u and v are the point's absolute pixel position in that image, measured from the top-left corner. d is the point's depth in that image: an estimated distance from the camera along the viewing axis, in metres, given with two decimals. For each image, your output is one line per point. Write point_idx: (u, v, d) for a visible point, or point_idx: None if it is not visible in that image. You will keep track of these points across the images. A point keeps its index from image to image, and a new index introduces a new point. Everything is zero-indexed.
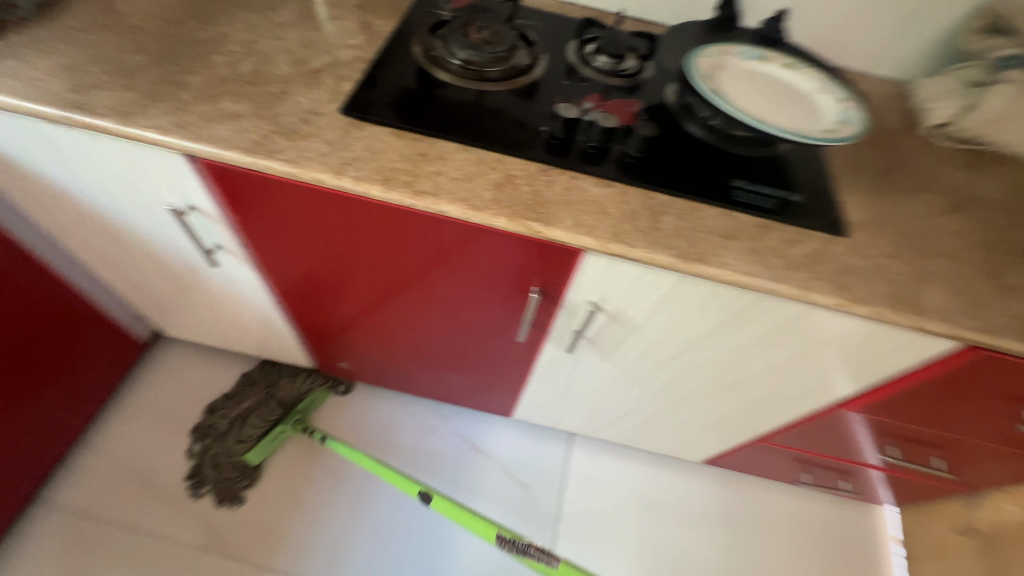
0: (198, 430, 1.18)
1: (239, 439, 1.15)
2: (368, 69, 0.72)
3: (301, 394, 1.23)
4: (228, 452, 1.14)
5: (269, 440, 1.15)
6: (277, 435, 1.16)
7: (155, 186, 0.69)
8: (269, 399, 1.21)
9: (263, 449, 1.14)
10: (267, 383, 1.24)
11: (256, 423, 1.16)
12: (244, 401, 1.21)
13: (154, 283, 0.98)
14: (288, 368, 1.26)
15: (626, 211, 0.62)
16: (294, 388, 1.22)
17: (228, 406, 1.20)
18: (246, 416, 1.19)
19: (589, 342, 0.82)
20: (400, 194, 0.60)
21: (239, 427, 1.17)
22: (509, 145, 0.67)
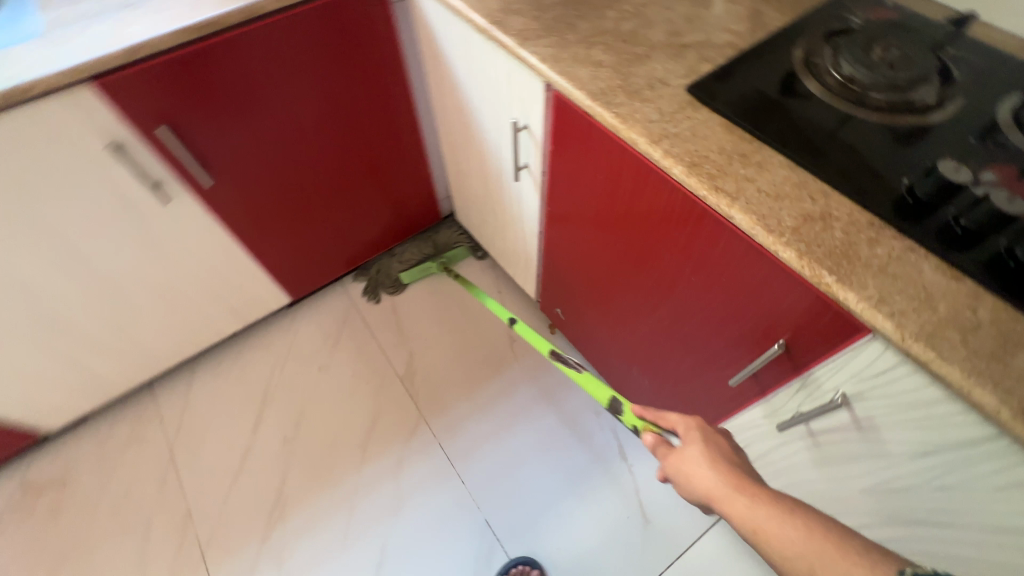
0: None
1: (402, 259, 1.52)
2: (736, 57, 0.69)
3: (448, 242, 1.54)
4: (389, 265, 1.51)
5: (420, 270, 1.50)
6: (424, 267, 1.50)
7: (511, 101, 0.84)
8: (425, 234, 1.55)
9: (414, 274, 1.50)
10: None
11: (415, 253, 1.52)
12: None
13: (470, 176, 1.22)
14: (444, 217, 1.58)
15: (963, 318, 0.47)
16: (434, 224, 1.57)
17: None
18: (404, 238, 1.55)
19: (810, 434, 0.69)
20: (699, 182, 0.58)
21: (392, 236, 1.56)
22: (846, 183, 0.57)
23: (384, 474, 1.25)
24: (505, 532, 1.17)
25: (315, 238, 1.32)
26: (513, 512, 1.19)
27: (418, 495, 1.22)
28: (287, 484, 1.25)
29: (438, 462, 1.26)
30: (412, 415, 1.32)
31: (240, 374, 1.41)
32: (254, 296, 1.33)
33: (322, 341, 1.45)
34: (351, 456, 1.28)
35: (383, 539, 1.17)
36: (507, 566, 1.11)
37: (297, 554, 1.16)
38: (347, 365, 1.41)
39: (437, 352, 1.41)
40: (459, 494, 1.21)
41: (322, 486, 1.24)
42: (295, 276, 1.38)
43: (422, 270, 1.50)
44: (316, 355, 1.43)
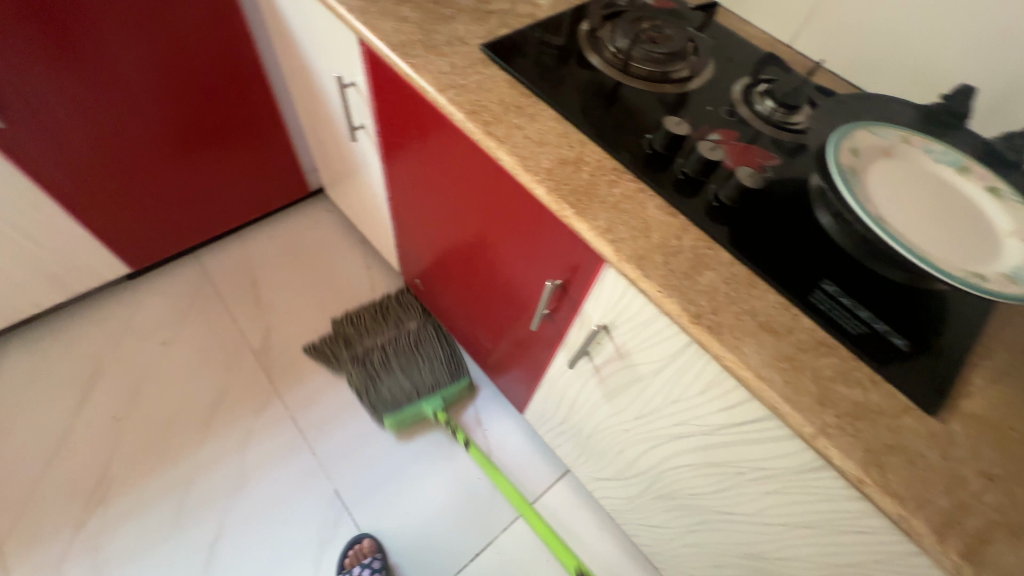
0: (343, 338, 1.30)
1: (389, 393, 1.19)
2: (534, 26, 0.76)
3: (447, 378, 1.24)
4: (361, 382, 1.22)
5: (412, 414, 1.20)
6: (416, 408, 1.20)
7: (336, 56, 0.85)
8: (410, 352, 1.26)
9: (402, 417, 1.19)
10: (398, 324, 1.32)
11: (408, 390, 1.20)
12: (380, 334, 1.29)
13: (325, 143, 1.20)
14: (411, 306, 1.35)
15: (668, 244, 0.56)
16: (428, 343, 1.28)
17: (370, 332, 1.30)
18: (388, 363, 1.23)
19: (595, 370, 0.76)
20: (474, 128, 0.63)
21: (378, 363, 1.23)
22: (602, 136, 0.64)
23: (227, 452, 1.19)
24: (355, 502, 1.16)
25: (153, 203, 1.23)
26: (362, 483, 1.18)
27: (264, 472, 1.17)
28: (113, 466, 1.15)
29: (288, 436, 1.22)
30: (264, 390, 1.27)
31: (63, 349, 1.28)
32: (79, 263, 1.21)
33: (168, 315, 1.35)
34: (192, 434, 1.20)
35: (221, 519, 1.11)
36: (342, 555, 1.08)
37: (117, 540, 1.07)
38: (195, 340, 1.33)
39: (297, 326, 1.37)
40: (308, 468, 1.18)
41: (155, 467, 1.15)
42: (132, 244, 1.27)
43: (415, 413, 1.20)
44: (159, 330, 1.33)
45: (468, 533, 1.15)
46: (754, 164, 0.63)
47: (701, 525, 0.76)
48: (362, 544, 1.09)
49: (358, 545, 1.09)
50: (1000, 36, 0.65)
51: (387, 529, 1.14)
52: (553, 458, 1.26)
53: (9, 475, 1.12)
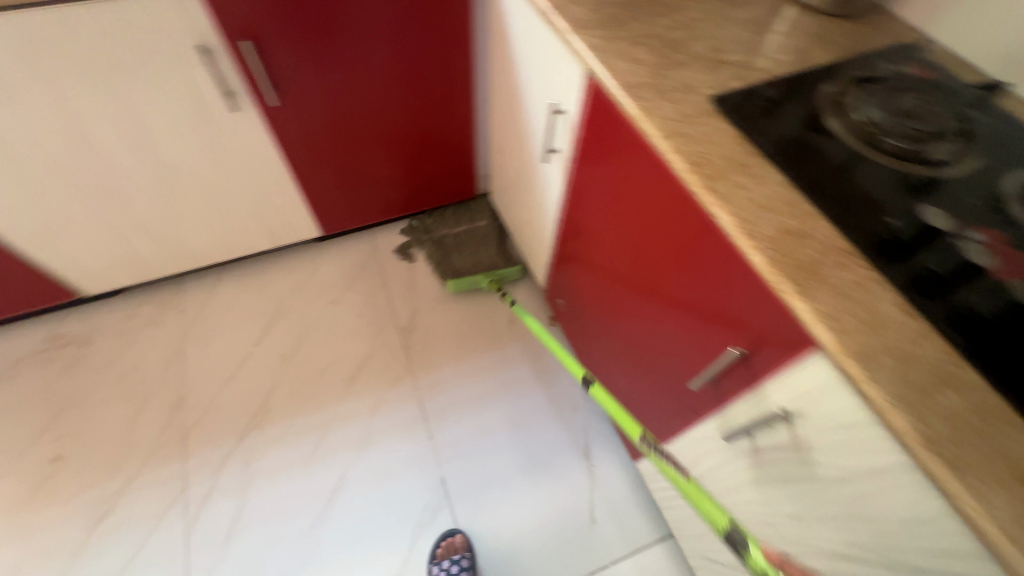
0: (436, 238, 1.60)
1: (452, 256, 1.56)
2: (768, 82, 0.73)
3: (501, 262, 1.55)
4: (436, 261, 1.55)
5: (469, 282, 1.45)
6: (475, 282, 1.45)
7: (555, 85, 0.90)
8: (476, 234, 1.60)
9: (462, 284, 1.45)
10: (477, 231, 1.60)
11: (470, 261, 1.54)
12: (460, 231, 1.61)
13: (509, 156, 1.28)
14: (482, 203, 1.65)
15: (905, 349, 0.49)
16: (496, 248, 1.57)
17: (455, 237, 1.60)
18: (461, 248, 1.58)
19: (754, 452, 0.70)
20: (694, 180, 0.62)
21: (449, 245, 1.58)
22: (834, 211, 0.59)
23: (360, 412, 1.32)
24: (456, 495, 1.21)
25: (355, 183, 1.41)
26: (468, 478, 1.23)
27: (385, 441, 1.28)
28: (273, 396, 1.34)
29: (412, 413, 1.32)
30: (401, 365, 1.39)
31: (259, 288, 1.52)
32: (289, 221, 1.43)
33: (339, 278, 1.54)
34: (336, 387, 1.35)
35: (345, 468, 1.24)
36: (436, 544, 1.14)
37: (265, 460, 1.25)
38: (356, 305, 1.50)
39: (440, 314, 1.47)
40: (423, 448, 1.27)
41: (304, 406, 1.32)
42: (330, 214, 1.47)
43: (471, 282, 1.45)
44: (330, 290, 1.52)
45: (553, 561, 1.13)
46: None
47: None
48: (456, 540, 1.13)
49: (450, 539, 1.13)
50: None
51: (479, 530, 1.17)
52: (654, 518, 1.20)
53: (202, 381, 1.36)
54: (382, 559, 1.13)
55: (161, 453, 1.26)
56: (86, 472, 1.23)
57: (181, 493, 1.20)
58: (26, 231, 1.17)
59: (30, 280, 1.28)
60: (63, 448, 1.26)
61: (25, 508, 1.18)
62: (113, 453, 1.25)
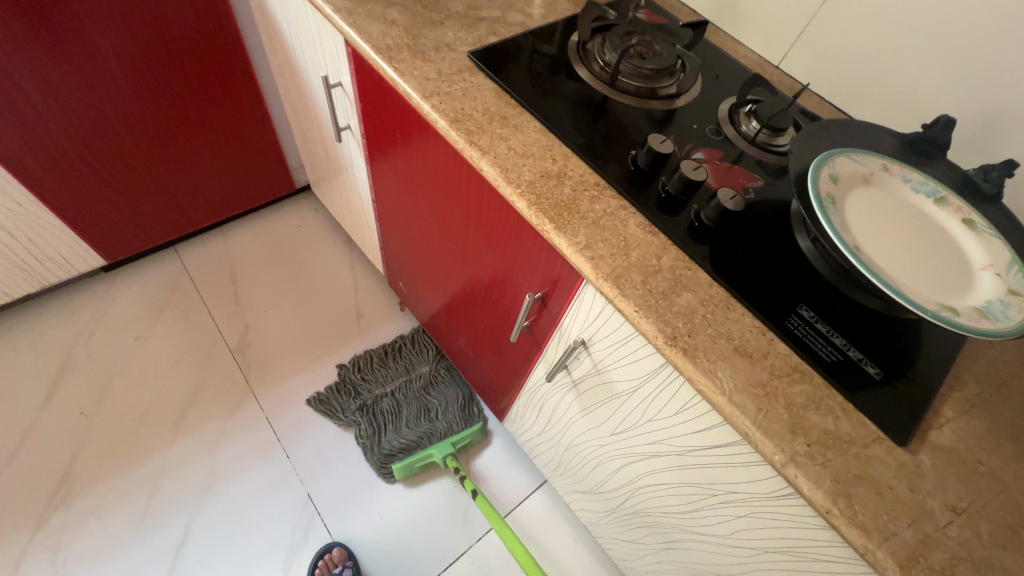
0: (361, 404, 1.22)
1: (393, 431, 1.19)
2: (522, 35, 0.75)
3: (458, 425, 1.22)
4: (377, 445, 1.17)
5: (421, 462, 1.16)
6: (424, 456, 1.16)
7: (324, 56, 0.83)
8: (417, 397, 1.25)
9: (411, 466, 1.15)
10: (406, 366, 1.30)
11: (411, 427, 1.19)
12: (389, 380, 1.27)
13: (312, 141, 1.18)
14: (425, 349, 1.33)
15: (647, 263, 0.55)
16: (451, 409, 1.24)
17: (380, 381, 1.26)
18: (402, 415, 1.21)
19: (573, 384, 0.75)
20: (457, 136, 0.62)
21: (385, 413, 1.21)
22: (585, 149, 0.64)
23: (198, 452, 1.16)
24: (327, 508, 1.14)
25: (132, 195, 1.20)
26: (338, 488, 1.16)
27: (233, 475, 1.14)
28: (78, 463, 1.11)
29: (262, 436, 1.20)
30: (239, 388, 1.25)
31: (32, 340, 1.24)
32: (51, 253, 1.18)
33: (143, 309, 1.32)
34: (161, 433, 1.17)
35: (189, 520, 1.09)
36: (311, 564, 1.06)
37: (79, 542, 1.04)
38: (170, 335, 1.30)
39: (276, 325, 1.35)
40: (282, 471, 1.16)
41: (122, 465, 1.12)
42: (109, 236, 1.24)
43: (424, 462, 1.16)
44: (133, 325, 1.30)
45: (441, 540, 1.14)
46: (736, 185, 0.63)
47: (673, 543, 0.76)
48: (333, 554, 1.07)
49: (327, 555, 1.06)
50: (986, 65, 0.66)
51: (359, 536, 1.12)
52: (530, 468, 1.26)
53: None
54: None
55: None
56: None
57: None
58: None
59: None
60: None
61: None
62: None
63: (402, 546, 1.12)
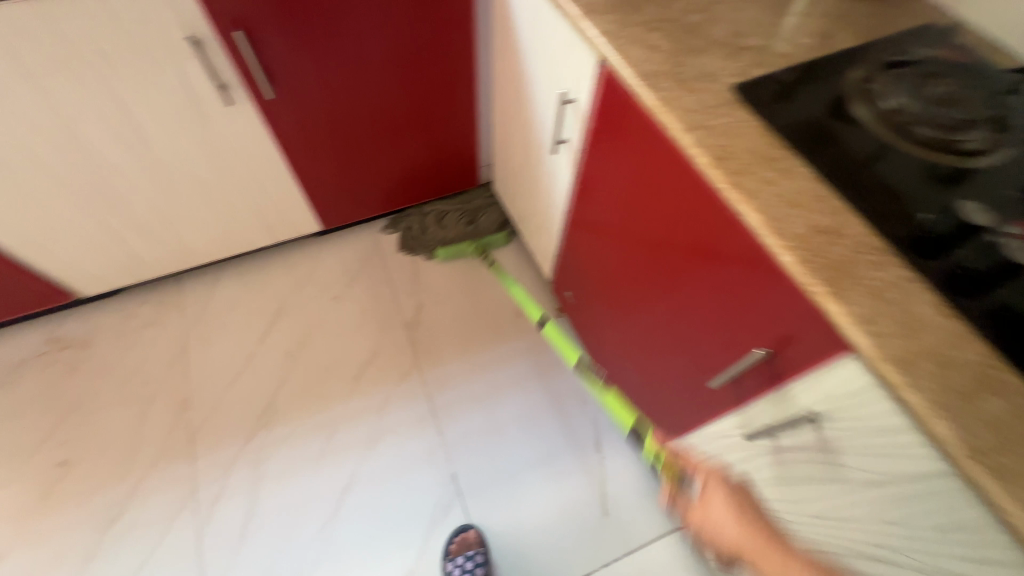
0: (424, 210, 1.57)
1: (439, 227, 1.54)
2: (790, 68, 0.69)
3: (491, 228, 1.54)
4: (425, 235, 1.54)
5: (456, 248, 1.51)
6: (459, 249, 1.52)
7: (566, 74, 0.86)
8: (468, 211, 1.55)
9: (449, 251, 1.52)
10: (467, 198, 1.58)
11: (453, 223, 1.54)
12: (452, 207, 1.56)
13: (515, 145, 1.24)
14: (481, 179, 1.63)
15: (943, 353, 0.48)
16: (479, 208, 1.57)
17: (448, 212, 1.56)
18: (448, 219, 1.54)
19: (777, 450, 0.69)
20: (718, 175, 0.59)
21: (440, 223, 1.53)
22: (865, 204, 0.57)
23: (368, 409, 1.31)
24: (468, 491, 1.21)
25: (356, 175, 1.37)
26: (480, 474, 1.22)
27: (394, 437, 1.27)
28: (280, 394, 1.32)
29: (421, 408, 1.31)
30: (409, 359, 1.38)
31: (260, 284, 1.49)
32: (288, 217, 1.40)
33: (342, 273, 1.52)
34: (343, 384, 1.34)
35: (355, 466, 1.23)
36: (448, 540, 1.13)
37: (273, 461, 1.24)
38: (359, 300, 1.47)
39: (445, 307, 1.46)
40: (434, 444, 1.26)
41: (311, 404, 1.31)
42: (331, 208, 1.44)
43: (458, 249, 1.51)
44: (332, 286, 1.49)
45: (566, 555, 1.14)
46: None
47: None
48: (468, 535, 1.13)
49: (463, 536, 1.13)
50: None
51: (492, 525, 1.17)
52: (667, 509, 1.20)
53: (206, 381, 1.34)
54: (396, 556, 1.14)
55: (167, 455, 1.24)
56: (93, 476, 1.21)
57: (191, 495, 1.20)
58: (19, 236, 1.14)
59: (25, 284, 1.25)
60: (69, 453, 1.24)
61: (32, 515, 1.17)
62: (118, 457, 1.24)
63: (530, 547, 1.15)
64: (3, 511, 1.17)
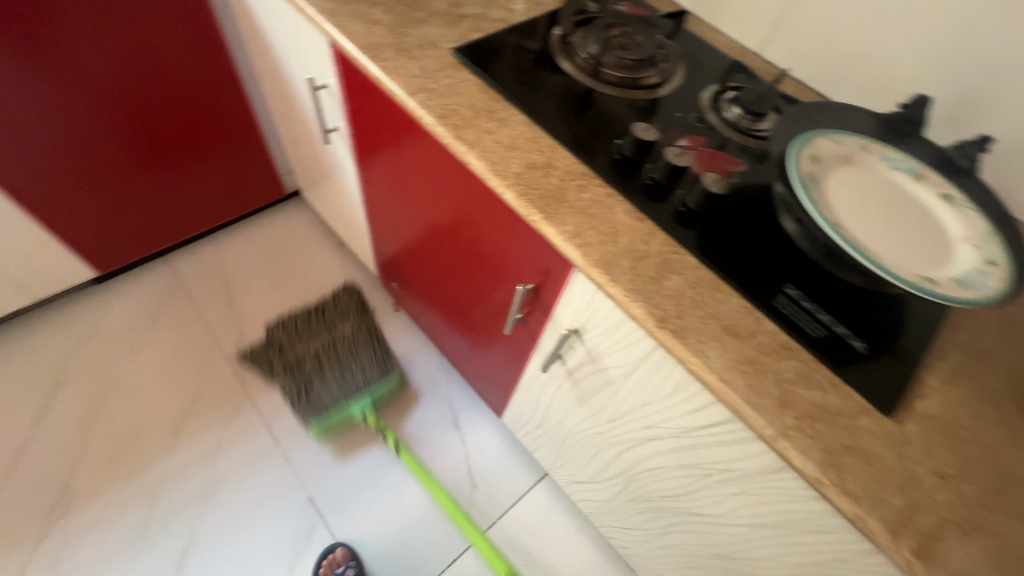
0: (291, 367, 1.19)
1: (319, 398, 1.15)
2: (504, 30, 0.76)
3: (378, 377, 1.21)
4: (302, 408, 1.14)
5: (340, 416, 1.16)
6: (343, 410, 1.16)
7: (310, 60, 0.84)
8: (343, 354, 1.20)
9: (329, 421, 1.15)
10: (330, 325, 1.25)
11: (338, 390, 1.16)
12: (314, 339, 1.23)
13: (301, 144, 1.19)
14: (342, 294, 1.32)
15: (635, 249, 0.56)
16: (344, 328, 1.26)
17: (304, 338, 1.23)
18: (324, 371, 1.18)
19: (568, 374, 0.76)
20: (443, 131, 0.63)
21: (311, 371, 1.18)
22: (571, 140, 0.65)
23: (198, 458, 1.16)
24: (330, 508, 1.14)
25: (123, 205, 1.20)
26: (340, 486, 1.17)
27: (234, 480, 1.15)
28: (77, 475, 1.11)
29: (262, 439, 1.20)
30: (237, 394, 1.25)
31: (27, 354, 1.23)
32: (43, 267, 1.17)
33: (137, 318, 1.32)
34: (161, 440, 1.17)
35: (192, 526, 1.09)
36: (315, 567, 1.06)
37: (82, 554, 1.04)
38: (165, 344, 1.29)
39: None
40: (284, 471, 1.17)
41: (123, 475, 1.12)
42: (101, 248, 1.24)
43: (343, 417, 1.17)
44: (127, 336, 1.29)
45: (443, 536, 1.14)
46: (721, 169, 0.64)
47: (675, 526, 0.77)
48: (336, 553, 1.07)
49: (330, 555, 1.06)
50: (956, 44, 0.67)
51: (363, 534, 1.13)
52: (531, 461, 1.26)
53: None
54: None
55: None
56: None
57: None
58: None
59: None
60: None
61: None
62: None
63: (406, 540, 1.13)
64: None
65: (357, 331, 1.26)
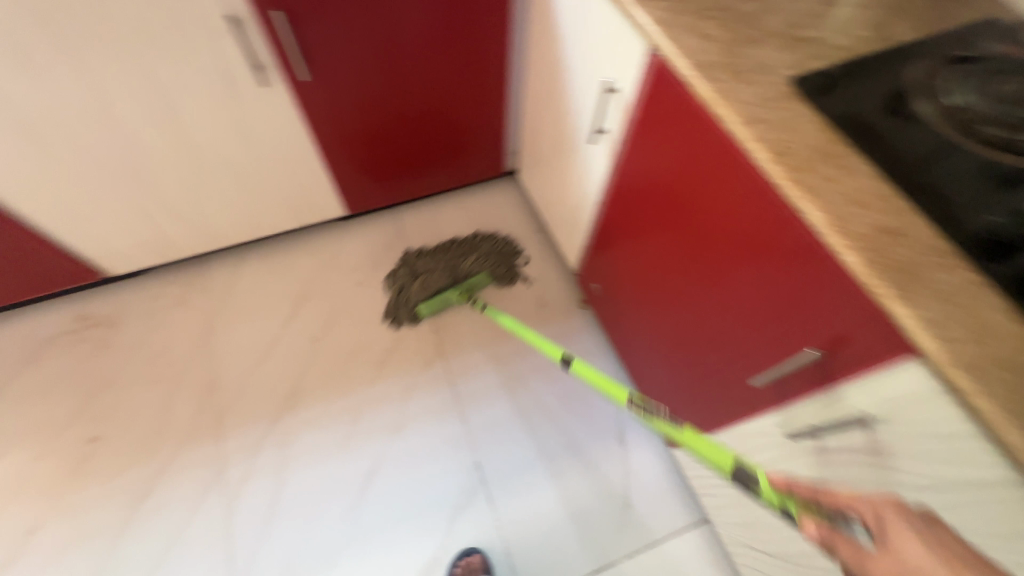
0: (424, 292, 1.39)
1: (425, 285, 1.41)
2: (847, 61, 0.67)
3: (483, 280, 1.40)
4: (409, 293, 1.41)
5: (440, 300, 1.38)
6: (444, 297, 1.38)
7: (611, 62, 0.84)
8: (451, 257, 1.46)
9: (434, 305, 1.38)
10: (461, 250, 1.48)
11: (440, 279, 1.41)
12: (438, 257, 1.47)
13: (546, 133, 1.22)
14: (501, 247, 1.50)
15: (1015, 359, 0.47)
16: (469, 253, 1.47)
17: (434, 262, 1.46)
18: (433, 271, 1.43)
19: (819, 453, 0.69)
20: (779, 171, 0.58)
21: (424, 265, 1.46)
22: (931, 205, 0.55)
23: (392, 396, 1.31)
24: (491, 479, 1.22)
25: (383, 161, 1.36)
26: (500, 462, 1.24)
27: (417, 425, 1.28)
28: (305, 379, 1.33)
29: (445, 396, 1.31)
30: (432, 347, 1.38)
31: (285, 267, 1.50)
32: (315, 201, 1.39)
33: (366, 258, 1.52)
34: (368, 371, 1.34)
35: (379, 452, 1.24)
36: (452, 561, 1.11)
37: (299, 444, 1.25)
38: (384, 286, 1.47)
39: None
40: (457, 432, 1.27)
41: (336, 392, 1.31)
42: (356, 193, 1.43)
43: (442, 300, 1.38)
44: (357, 272, 1.49)
45: (586, 546, 1.15)
46: None
47: None
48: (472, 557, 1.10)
49: (466, 558, 1.10)
50: None
51: (513, 515, 1.18)
52: (690, 503, 1.21)
53: (232, 364, 1.35)
54: (420, 542, 1.15)
55: (195, 435, 1.26)
56: (121, 452, 1.24)
57: (218, 476, 1.22)
58: (50, 211, 1.14)
59: (55, 263, 1.25)
60: (99, 429, 1.26)
61: (66, 488, 1.19)
62: (147, 436, 1.26)
63: (550, 538, 1.16)
64: (35, 485, 1.19)
65: (472, 269, 1.43)
